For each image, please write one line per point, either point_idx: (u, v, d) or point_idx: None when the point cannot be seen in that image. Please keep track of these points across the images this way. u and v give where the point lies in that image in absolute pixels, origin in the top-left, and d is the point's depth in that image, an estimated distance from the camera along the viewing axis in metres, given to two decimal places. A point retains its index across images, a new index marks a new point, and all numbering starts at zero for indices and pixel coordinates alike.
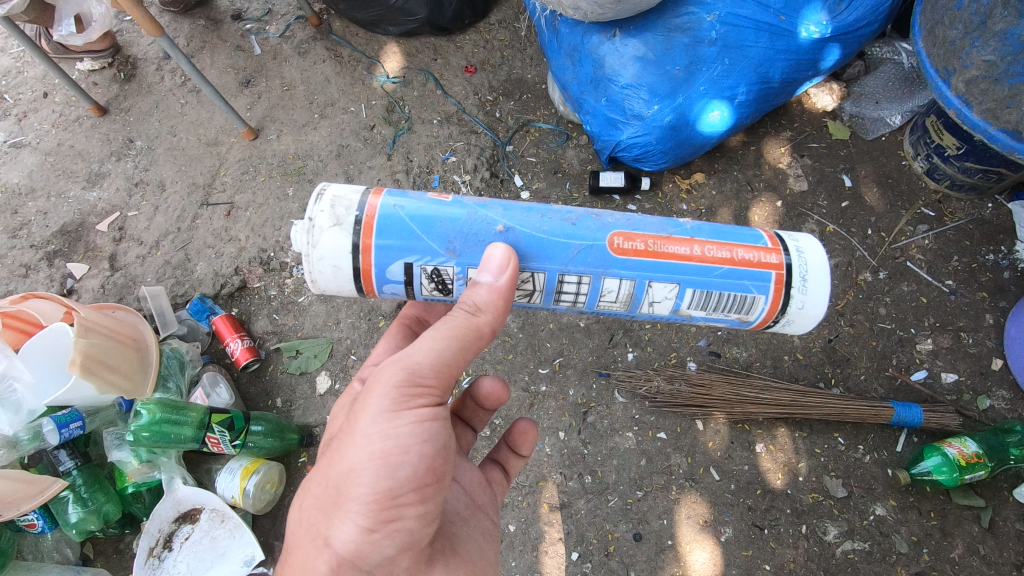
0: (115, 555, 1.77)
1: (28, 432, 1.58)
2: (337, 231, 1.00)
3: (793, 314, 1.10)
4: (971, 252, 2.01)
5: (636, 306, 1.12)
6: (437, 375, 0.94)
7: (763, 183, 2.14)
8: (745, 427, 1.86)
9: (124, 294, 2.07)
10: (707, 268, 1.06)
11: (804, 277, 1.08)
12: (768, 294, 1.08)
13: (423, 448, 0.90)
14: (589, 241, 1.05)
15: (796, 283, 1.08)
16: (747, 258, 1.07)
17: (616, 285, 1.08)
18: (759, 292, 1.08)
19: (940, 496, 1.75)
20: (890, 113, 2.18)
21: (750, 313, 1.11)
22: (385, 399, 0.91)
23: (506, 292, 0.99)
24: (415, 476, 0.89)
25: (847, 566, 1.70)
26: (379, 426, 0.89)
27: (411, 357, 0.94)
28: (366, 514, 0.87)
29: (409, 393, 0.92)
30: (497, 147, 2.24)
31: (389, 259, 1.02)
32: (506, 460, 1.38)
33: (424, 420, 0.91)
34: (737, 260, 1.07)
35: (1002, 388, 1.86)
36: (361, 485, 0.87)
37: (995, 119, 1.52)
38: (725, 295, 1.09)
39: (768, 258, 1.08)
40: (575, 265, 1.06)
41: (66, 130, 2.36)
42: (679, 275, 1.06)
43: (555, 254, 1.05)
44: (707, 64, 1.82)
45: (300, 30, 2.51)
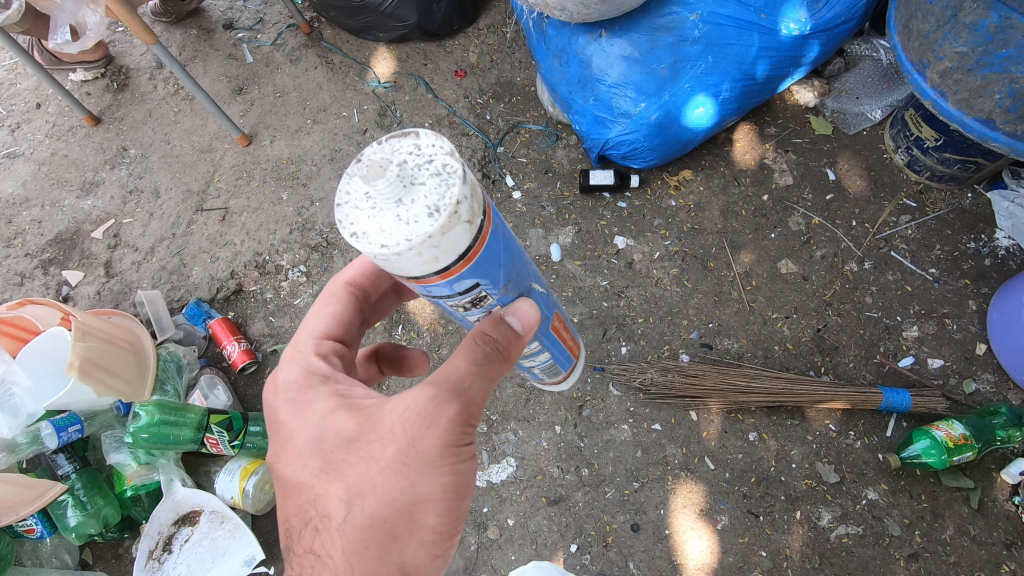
0: (114, 560, 1.76)
1: (26, 435, 1.57)
2: (464, 231, 0.73)
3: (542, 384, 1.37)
4: (952, 241, 2.06)
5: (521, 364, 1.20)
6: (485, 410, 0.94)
7: (749, 178, 2.19)
8: (738, 416, 1.88)
9: (120, 300, 2.08)
10: (564, 352, 1.23)
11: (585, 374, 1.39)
12: (570, 372, 1.33)
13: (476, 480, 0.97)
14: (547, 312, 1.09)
15: (575, 369, 1.35)
16: (576, 350, 1.29)
17: (534, 347, 1.12)
18: (569, 370, 1.31)
19: (929, 479, 1.79)
20: (871, 108, 2.23)
21: (546, 379, 1.32)
22: (455, 435, 0.89)
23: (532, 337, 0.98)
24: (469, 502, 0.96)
25: (842, 550, 1.73)
26: (451, 465, 0.89)
27: (473, 392, 0.89)
28: (435, 543, 0.92)
29: (469, 431, 0.91)
30: (488, 149, 2.28)
31: (473, 274, 0.80)
32: None
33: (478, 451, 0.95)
34: (575, 349, 1.28)
35: (987, 372, 1.90)
36: (434, 517, 0.90)
37: (969, 108, 1.59)
38: (558, 371, 1.29)
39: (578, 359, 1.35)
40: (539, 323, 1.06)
41: (60, 140, 2.37)
42: (557, 351, 1.20)
43: None
44: (691, 61, 1.87)
45: (291, 38, 2.54)
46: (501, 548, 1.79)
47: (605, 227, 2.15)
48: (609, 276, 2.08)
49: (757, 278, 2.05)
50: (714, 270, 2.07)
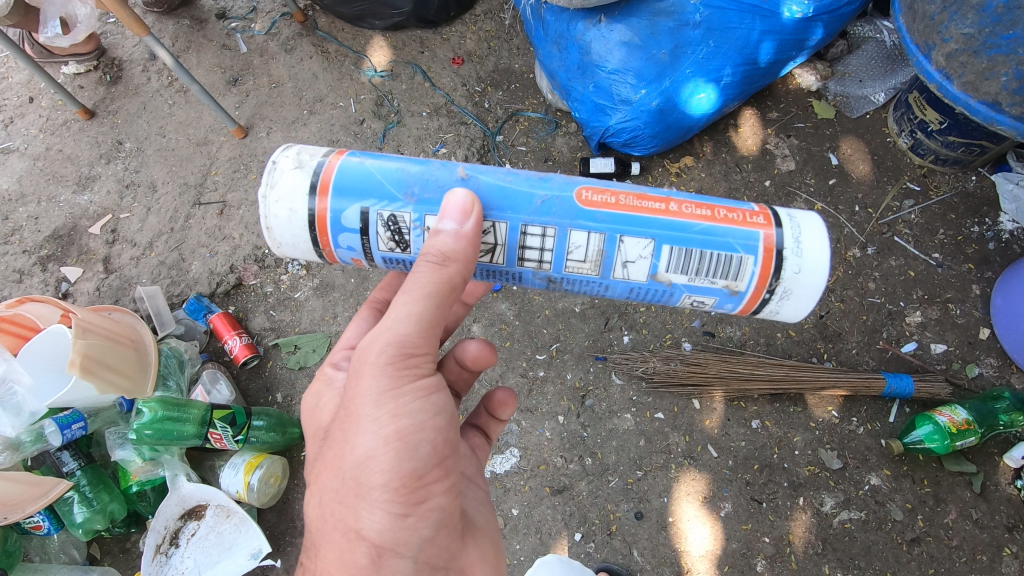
0: (122, 554, 1.78)
1: (30, 434, 1.60)
2: (296, 173, 1.01)
3: (789, 281, 1.01)
4: (956, 225, 2.04)
5: (610, 269, 1.05)
6: (426, 342, 0.96)
7: (751, 165, 2.17)
8: (741, 404, 1.88)
9: (120, 296, 2.08)
10: (683, 224, 1.01)
11: (798, 240, 1.01)
12: (757, 255, 1.01)
13: (436, 422, 0.94)
14: (556, 191, 1.02)
15: (788, 246, 1.00)
16: (727, 217, 1.02)
17: (584, 239, 1.02)
18: (746, 252, 1.01)
19: (932, 464, 1.79)
20: (874, 91, 2.20)
21: (738, 279, 1.03)
22: (382, 377, 0.92)
23: (472, 238, 0.97)
24: (434, 453, 0.93)
25: (844, 536, 1.74)
26: (385, 407, 0.91)
27: (395, 329, 0.94)
28: (394, 500, 0.90)
29: (403, 368, 0.94)
30: (487, 138, 2.26)
31: (345, 203, 1.00)
32: (486, 425, 1.40)
33: (429, 394, 0.95)
34: (717, 218, 1.02)
35: (990, 356, 1.90)
36: (381, 473, 0.89)
37: (975, 91, 1.57)
38: (707, 254, 1.02)
39: (755, 219, 1.02)
40: (541, 214, 1.02)
41: (54, 134, 2.35)
42: (652, 229, 1.01)
43: (518, 203, 1.02)
44: (692, 46, 1.84)
45: (285, 27, 2.50)
46: (505, 538, 1.80)
47: None
48: None
49: None
50: None
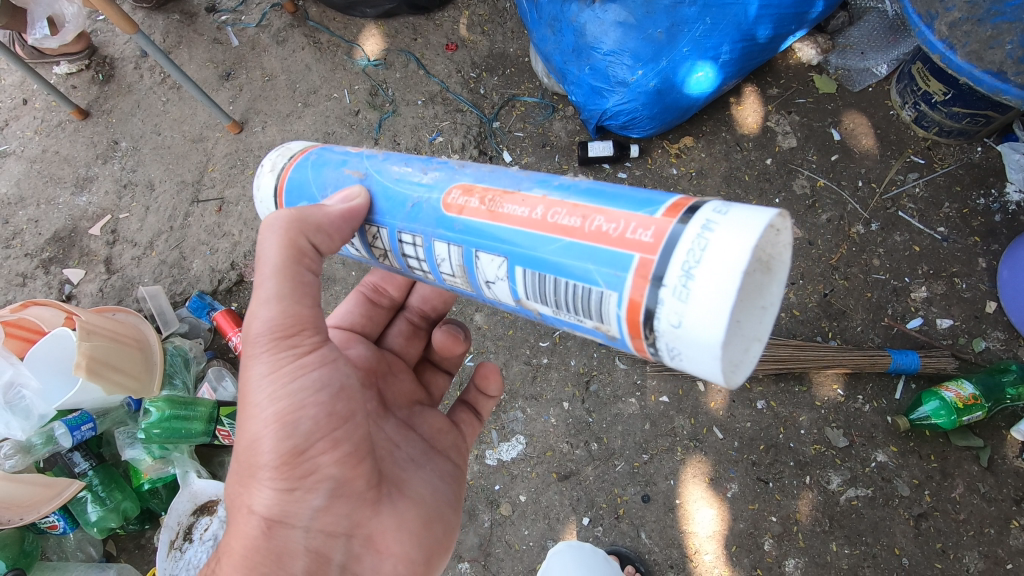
0: (137, 551, 1.81)
1: (40, 436, 1.62)
2: (269, 177, 1.04)
3: (664, 334, 0.65)
4: (961, 197, 2.01)
5: (477, 288, 0.86)
6: (301, 321, 0.94)
7: (751, 143, 2.14)
8: (745, 385, 1.88)
9: (123, 296, 2.09)
10: (541, 240, 0.75)
11: (688, 276, 0.63)
12: (622, 291, 0.68)
13: (317, 398, 0.94)
14: (425, 192, 0.88)
15: (669, 283, 0.64)
16: (604, 229, 0.71)
17: (445, 252, 0.85)
18: (608, 286, 0.70)
19: (939, 439, 1.79)
20: (876, 63, 2.16)
21: (604, 319, 0.72)
22: (258, 359, 0.93)
23: (350, 214, 0.92)
24: (317, 427, 0.94)
25: (851, 513, 1.75)
26: (265, 390, 0.93)
27: (263, 316, 0.92)
28: (278, 476, 0.94)
29: (278, 351, 0.93)
30: (483, 124, 2.23)
31: (297, 204, 1.02)
32: (477, 402, 1.37)
33: (307, 371, 0.94)
34: (588, 231, 0.72)
35: (997, 330, 1.88)
36: (264, 452, 0.93)
37: (980, 61, 1.53)
38: (567, 284, 0.74)
39: (636, 236, 0.68)
40: (407, 219, 0.89)
41: (50, 136, 2.34)
42: (505, 244, 0.78)
43: (394, 207, 0.91)
44: (689, 24, 1.80)
45: (276, 18, 2.46)
46: (514, 524, 1.82)
47: None
48: None
49: None
50: None
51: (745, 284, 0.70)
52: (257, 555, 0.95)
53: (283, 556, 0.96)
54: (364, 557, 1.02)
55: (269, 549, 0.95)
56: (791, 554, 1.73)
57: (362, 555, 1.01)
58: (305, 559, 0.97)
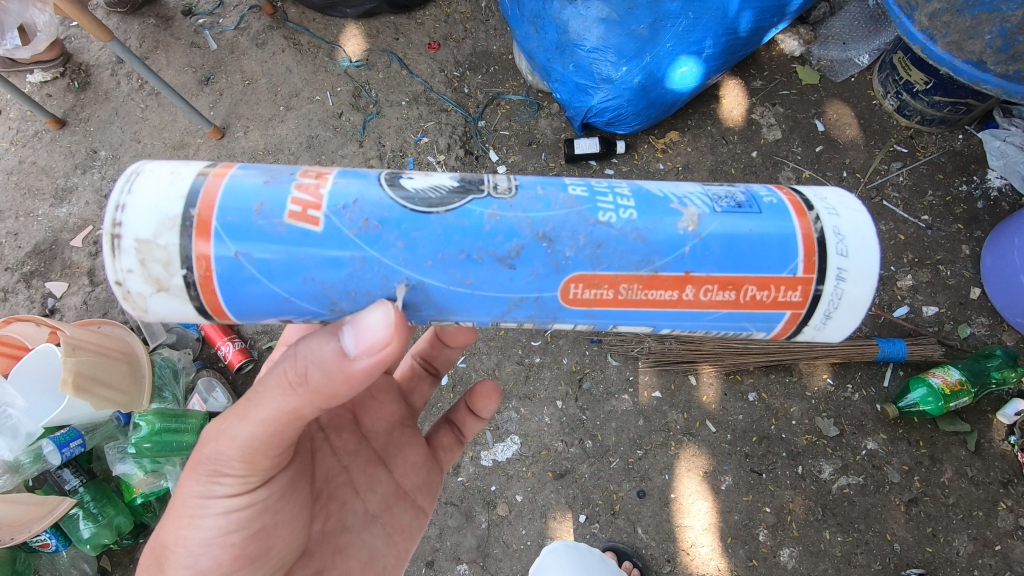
0: (132, 565, 1.79)
1: (28, 455, 1.58)
2: (166, 296, 0.80)
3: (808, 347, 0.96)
4: (944, 185, 2.03)
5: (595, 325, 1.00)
6: (245, 466, 0.89)
7: (737, 136, 2.14)
8: (737, 377, 1.90)
9: (108, 308, 2.07)
10: (696, 313, 0.89)
11: (829, 313, 0.90)
12: (772, 331, 0.93)
13: (227, 540, 0.92)
14: (535, 292, 0.86)
15: (812, 322, 0.91)
16: (755, 298, 0.88)
17: (571, 324, 0.93)
18: (759, 330, 0.93)
19: (927, 425, 1.82)
20: (858, 53, 2.17)
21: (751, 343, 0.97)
22: (196, 482, 0.90)
23: (354, 377, 0.79)
24: (220, 564, 0.92)
25: (844, 501, 1.77)
26: (190, 515, 0.90)
27: (216, 443, 0.88)
28: None
29: (214, 482, 0.90)
30: (468, 124, 2.22)
31: (253, 315, 0.85)
32: (463, 421, 1.40)
33: (231, 512, 0.91)
34: (743, 302, 0.88)
35: (981, 316, 1.91)
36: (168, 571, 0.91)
37: (959, 51, 1.55)
38: (716, 332, 0.93)
39: (789, 295, 0.88)
40: (516, 314, 0.89)
41: (26, 146, 2.30)
42: (654, 317, 0.89)
43: (488, 305, 0.87)
44: (672, 19, 1.79)
45: (254, 20, 2.42)
46: (511, 524, 1.83)
47: None
48: None
49: None
50: None
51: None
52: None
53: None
54: None
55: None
56: (786, 543, 1.76)
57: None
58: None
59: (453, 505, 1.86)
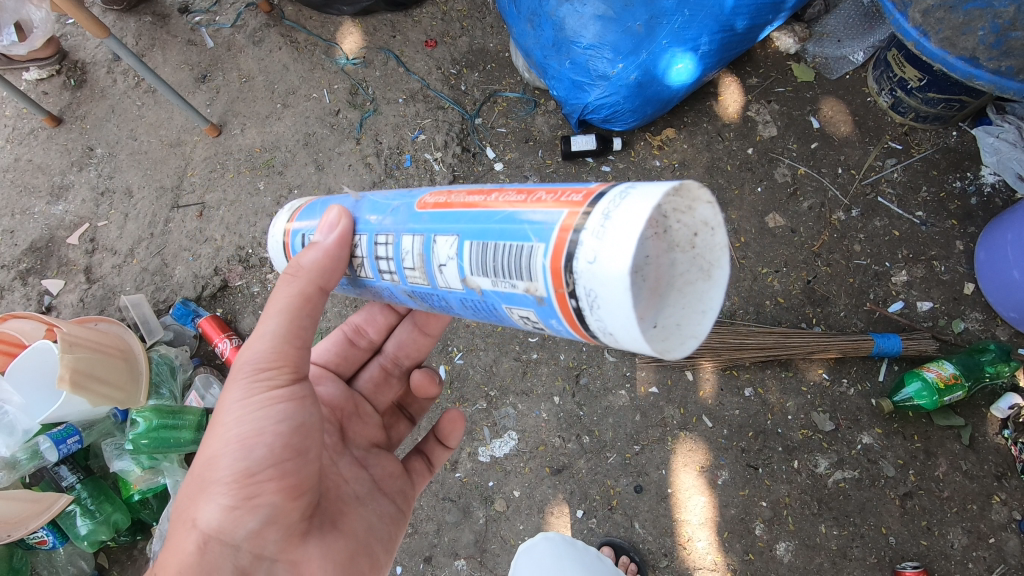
0: (130, 562, 1.80)
1: (25, 451, 1.59)
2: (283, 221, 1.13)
3: (586, 275, 0.68)
4: (938, 181, 2.04)
5: (434, 278, 0.88)
6: (283, 353, 1.00)
7: (732, 133, 2.15)
8: (733, 373, 1.90)
9: (105, 305, 2.07)
10: (486, 216, 0.81)
11: (608, 217, 0.68)
12: (550, 242, 0.73)
13: (277, 428, 0.96)
14: (408, 200, 0.95)
15: (588, 226, 0.69)
16: (542, 197, 0.77)
17: (411, 244, 0.90)
18: (538, 240, 0.74)
19: (922, 420, 1.83)
20: (853, 51, 2.18)
21: (533, 277, 0.75)
22: (239, 384, 0.98)
23: (328, 252, 0.99)
24: (272, 454, 0.95)
25: (840, 495, 1.78)
26: (237, 413, 0.96)
27: (255, 343, 1.00)
28: (228, 493, 0.93)
29: (259, 377, 0.98)
30: (465, 121, 2.22)
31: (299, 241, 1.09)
32: (432, 450, 1.40)
33: (277, 401, 0.98)
34: (529, 202, 0.78)
35: (975, 311, 1.92)
36: (220, 468, 0.94)
37: (952, 47, 1.56)
38: (502, 248, 0.78)
39: (570, 198, 0.74)
40: (382, 224, 0.96)
41: (22, 144, 2.29)
42: (461, 224, 0.84)
43: (377, 214, 0.98)
44: (667, 16, 1.80)
45: (251, 18, 2.42)
46: (509, 519, 1.83)
47: None
48: None
49: (745, 235, 2.05)
50: None
51: (683, 277, 0.74)
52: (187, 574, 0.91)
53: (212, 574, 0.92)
54: None
55: (198, 568, 0.91)
56: (782, 537, 1.77)
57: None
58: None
59: (451, 501, 1.87)
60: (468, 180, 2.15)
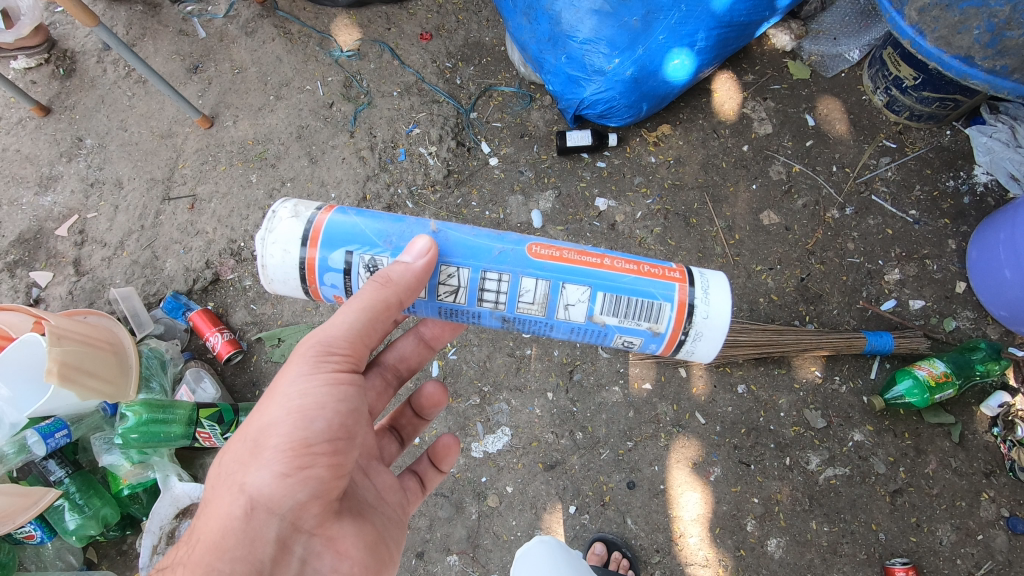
0: (119, 557, 1.79)
1: (12, 446, 1.56)
2: (294, 221, 1.11)
3: (699, 326, 1.15)
4: (932, 180, 2.05)
5: (554, 311, 1.16)
6: (352, 345, 1.03)
7: (728, 130, 2.15)
8: (726, 369, 1.91)
9: (94, 298, 2.04)
10: (614, 275, 1.14)
11: (706, 292, 1.14)
12: (673, 303, 1.14)
13: (337, 406, 0.99)
14: (511, 244, 1.14)
15: (698, 297, 1.14)
16: (651, 270, 1.15)
17: (533, 286, 1.14)
18: (664, 300, 1.14)
19: (912, 417, 1.84)
20: (849, 49, 2.18)
21: (659, 322, 1.15)
22: (305, 361, 1.00)
23: (420, 273, 1.07)
24: (330, 429, 0.98)
25: (830, 491, 1.79)
26: (298, 385, 0.98)
27: (326, 329, 1.03)
28: (282, 460, 0.95)
29: (324, 360, 1.01)
30: (460, 115, 2.21)
31: (333, 252, 1.11)
32: (426, 474, 1.39)
33: (340, 384, 1.01)
34: (642, 271, 1.15)
35: (966, 309, 1.93)
36: (278, 436, 0.95)
37: (948, 46, 1.56)
38: (633, 301, 1.14)
39: (672, 273, 1.15)
40: (491, 264, 1.13)
41: (10, 133, 2.26)
42: (590, 278, 1.13)
43: (481, 253, 1.14)
44: (664, 11, 1.80)
45: (243, 8, 2.39)
46: (502, 515, 1.83)
47: (585, 189, 2.11)
48: (592, 239, 2.06)
49: (739, 232, 2.05)
50: (697, 226, 2.06)
51: None
52: (231, 538, 0.95)
53: (255, 541, 0.96)
54: (324, 555, 1.01)
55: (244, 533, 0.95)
56: (773, 533, 1.77)
57: (320, 557, 1.01)
58: (272, 546, 0.97)
59: (443, 497, 1.86)
60: (462, 175, 2.14)
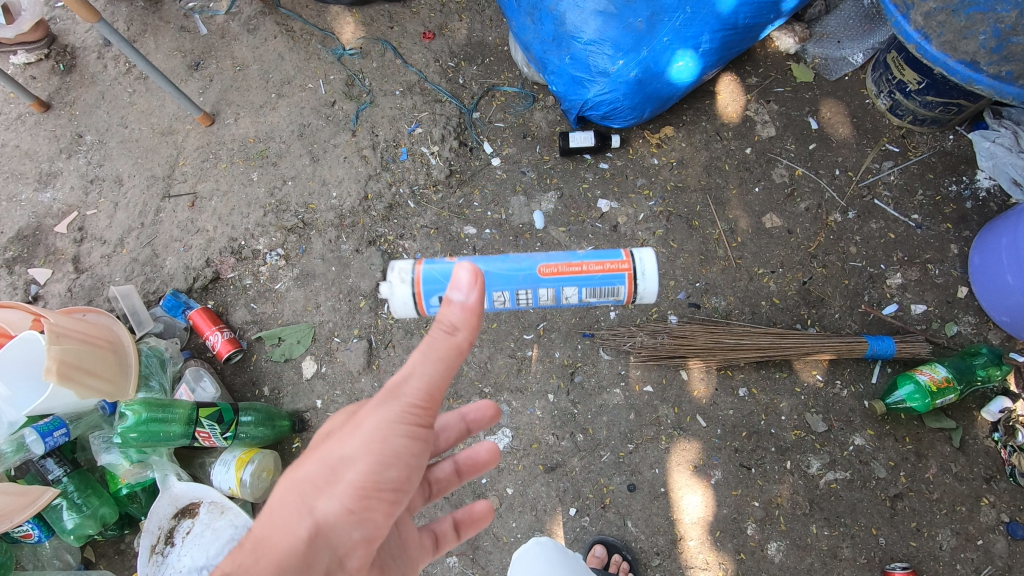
0: (117, 556, 1.79)
1: (10, 444, 1.53)
2: (403, 284, 1.37)
3: (642, 294, 1.42)
4: (934, 185, 2.05)
5: (551, 300, 1.45)
6: (430, 400, 0.97)
7: (731, 133, 2.15)
8: (728, 372, 1.90)
9: (93, 296, 2.03)
10: (581, 274, 1.39)
11: (642, 271, 1.39)
12: (623, 283, 1.40)
13: (410, 459, 0.96)
14: (496, 268, 1.41)
15: (637, 273, 1.39)
16: (601, 268, 1.39)
17: (531, 292, 1.42)
18: (616, 284, 1.40)
19: (913, 422, 1.84)
20: (852, 52, 2.18)
21: (617, 295, 1.42)
22: (388, 406, 0.96)
23: (476, 311, 1.00)
24: (401, 479, 0.96)
25: (831, 495, 1.79)
26: (378, 425, 0.95)
27: (405, 376, 0.97)
28: (354, 502, 0.93)
29: (408, 412, 0.96)
30: (463, 115, 2.20)
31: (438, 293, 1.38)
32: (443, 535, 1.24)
33: (416, 436, 0.97)
34: (596, 269, 1.39)
35: (968, 314, 1.93)
36: (351, 478, 0.93)
37: (954, 51, 1.56)
38: (597, 289, 1.41)
39: (620, 263, 1.38)
40: (496, 285, 1.41)
41: (9, 129, 2.24)
42: (564, 281, 1.40)
43: (491, 280, 1.41)
44: (669, 13, 1.79)
45: (245, 5, 2.37)
46: (502, 517, 1.83)
47: (588, 190, 2.10)
48: (594, 240, 2.05)
49: (741, 235, 2.04)
50: (699, 228, 2.05)
51: None
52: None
53: None
54: None
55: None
56: (773, 537, 1.77)
57: None
58: None
59: (443, 498, 1.85)
60: (464, 175, 2.14)
